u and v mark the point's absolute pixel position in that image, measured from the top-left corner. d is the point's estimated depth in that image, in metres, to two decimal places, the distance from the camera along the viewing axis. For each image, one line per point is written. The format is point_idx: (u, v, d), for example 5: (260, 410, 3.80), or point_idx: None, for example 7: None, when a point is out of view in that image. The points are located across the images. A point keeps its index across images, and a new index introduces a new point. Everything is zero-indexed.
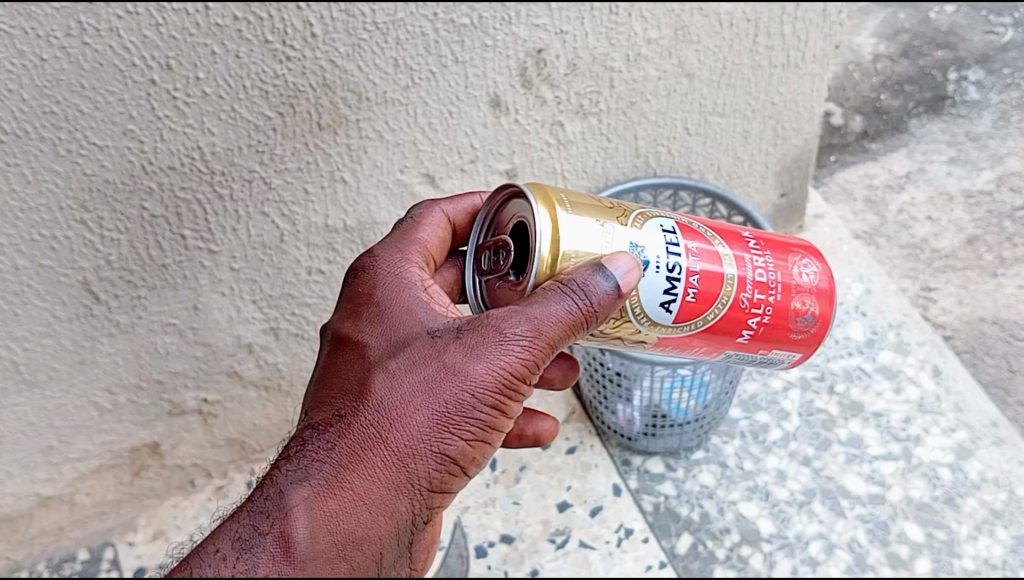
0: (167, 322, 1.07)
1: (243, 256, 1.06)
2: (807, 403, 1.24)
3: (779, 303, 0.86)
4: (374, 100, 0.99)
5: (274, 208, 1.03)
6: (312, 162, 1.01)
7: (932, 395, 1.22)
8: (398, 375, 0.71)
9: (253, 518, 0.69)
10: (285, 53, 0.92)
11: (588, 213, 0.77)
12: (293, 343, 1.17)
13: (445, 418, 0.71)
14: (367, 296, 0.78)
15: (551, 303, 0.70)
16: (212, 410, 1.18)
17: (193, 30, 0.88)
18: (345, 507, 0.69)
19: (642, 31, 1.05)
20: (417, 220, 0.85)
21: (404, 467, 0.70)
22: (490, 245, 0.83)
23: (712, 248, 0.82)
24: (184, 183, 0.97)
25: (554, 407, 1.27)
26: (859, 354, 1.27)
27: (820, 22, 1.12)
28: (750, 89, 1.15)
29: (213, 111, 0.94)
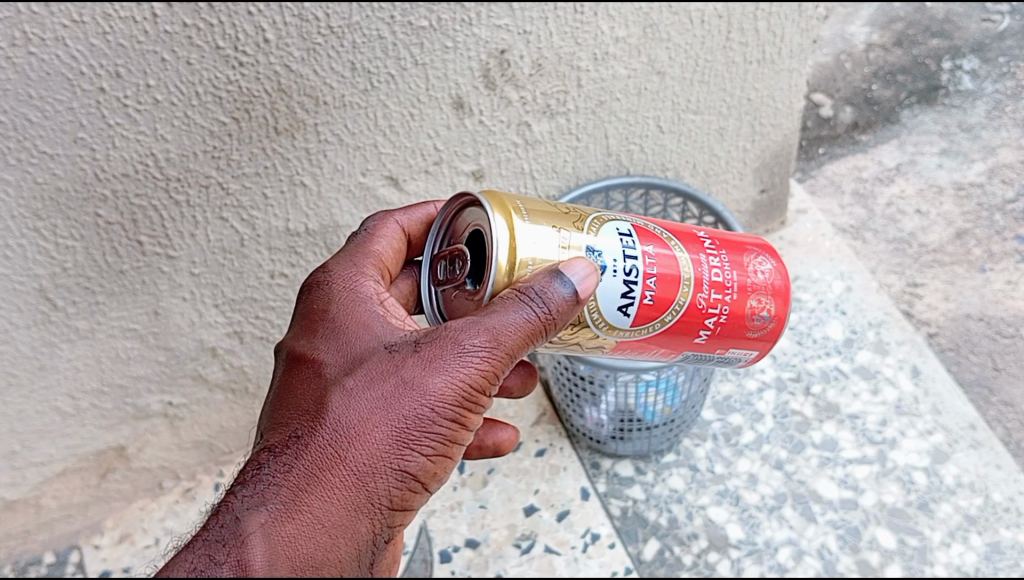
0: (127, 327, 1.07)
1: (203, 260, 1.05)
2: (781, 405, 1.22)
3: (736, 304, 0.84)
4: (333, 104, 0.97)
5: (233, 213, 1.02)
6: (270, 167, 0.99)
7: (909, 397, 1.20)
8: (355, 392, 0.67)
9: (202, 551, 0.63)
10: (237, 59, 0.90)
11: (545, 221, 0.75)
12: (258, 347, 1.17)
13: (405, 432, 0.66)
14: (321, 314, 0.74)
15: (511, 310, 0.66)
16: (178, 409, 1.19)
17: (142, 38, 0.86)
18: (303, 532, 0.64)
19: (610, 29, 1.02)
20: (369, 232, 0.82)
21: (365, 486, 0.66)
22: (447, 254, 0.78)
23: (666, 249, 0.79)
24: (140, 191, 0.96)
25: (525, 408, 1.26)
26: (837, 354, 1.25)
27: (797, 17, 1.09)
28: (726, 85, 1.12)
29: (166, 118, 0.92)
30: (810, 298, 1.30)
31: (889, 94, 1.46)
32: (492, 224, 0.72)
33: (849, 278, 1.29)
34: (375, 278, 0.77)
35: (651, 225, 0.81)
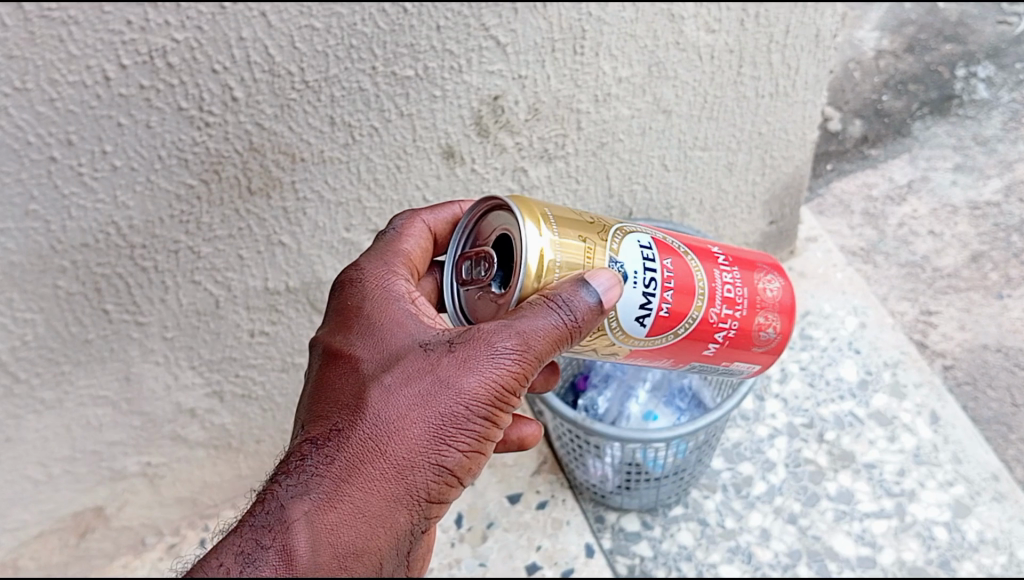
0: (98, 395, 0.99)
1: (176, 324, 0.97)
2: (793, 454, 1.16)
3: (745, 321, 0.82)
4: (311, 160, 0.89)
5: (205, 276, 0.94)
6: (245, 228, 0.91)
7: (929, 445, 1.14)
8: (392, 389, 0.64)
9: (251, 536, 0.61)
10: (203, 119, 0.82)
11: (573, 231, 0.70)
12: (240, 403, 1.09)
13: (442, 428, 0.64)
14: (354, 309, 0.71)
15: (544, 310, 0.64)
16: (156, 470, 1.12)
17: (95, 103, 0.77)
18: (346, 522, 0.61)
19: (612, 69, 0.93)
20: (394, 232, 0.77)
21: (404, 479, 0.63)
22: (472, 254, 0.74)
23: (684, 264, 0.77)
24: (103, 258, 0.87)
25: (525, 456, 1.20)
26: (851, 398, 1.19)
27: (813, 48, 1.00)
28: (735, 121, 1.04)
29: (127, 184, 0.83)
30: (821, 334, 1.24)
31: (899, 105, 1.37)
32: (522, 228, 0.67)
33: (862, 313, 1.22)
34: (405, 275, 0.74)
35: (669, 239, 0.78)
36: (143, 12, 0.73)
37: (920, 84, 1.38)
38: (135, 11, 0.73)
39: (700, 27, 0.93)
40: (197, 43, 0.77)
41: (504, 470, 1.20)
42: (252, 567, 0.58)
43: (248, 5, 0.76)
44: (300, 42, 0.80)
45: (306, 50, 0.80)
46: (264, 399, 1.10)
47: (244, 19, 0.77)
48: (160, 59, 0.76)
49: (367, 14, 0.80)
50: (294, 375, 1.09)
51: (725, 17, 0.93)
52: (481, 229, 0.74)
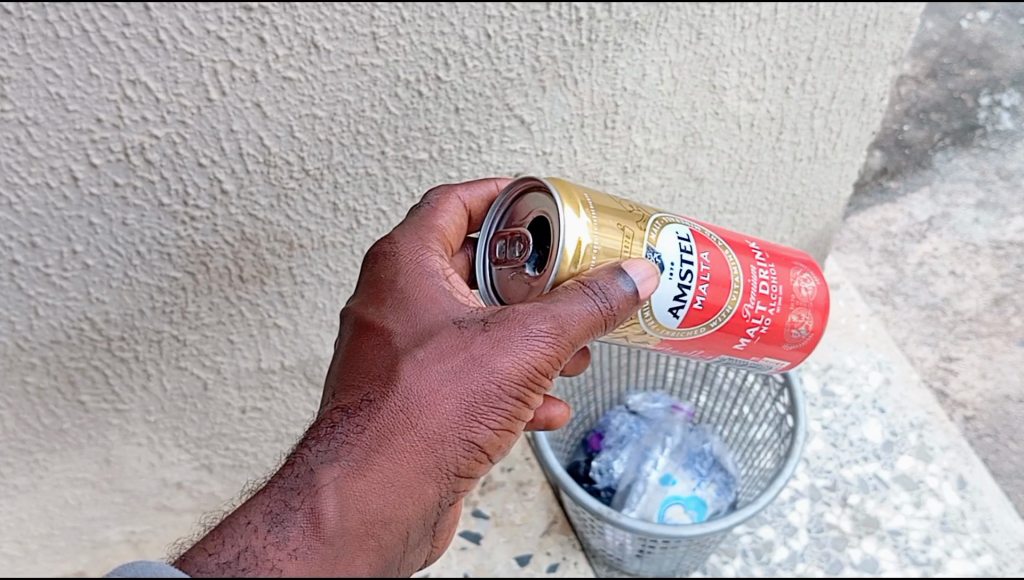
0: (75, 477, 0.90)
1: (159, 407, 0.88)
2: (815, 518, 1.05)
3: (780, 317, 0.71)
4: (310, 246, 0.80)
5: (192, 361, 0.85)
6: (235, 314, 0.83)
7: (956, 511, 1.04)
8: (425, 364, 0.57)
9: (277, 497, 0.54)
10: (187, 214, 0.72)
11: (615, 220, 0.61)
12: (230, 473, 1.01)
13: (476, 404, 0.57)
14: (383, 281, 0.62)
15: (587, 288, 0.57)
16: (141, 542, 1.03)
17: (61, 204, 0.67)
18: (377, 492, 0.54)
19: (644, 141, 0.85)
20: (426, 206, 0.68)
21: (435, 453, 0.56)
22: (507, 234, 0.64)
23: (717, 253, 0.66)
24: (73, 357, 0.79)
25: (533, 514, 1.11)
26: (876, 460, 1.08)
27: (859, 111, 0.92)
28: (770, 184, 0.96)
29: (101, 281, 0.74)
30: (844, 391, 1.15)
31: (922, 136, 1.31)
32: (561, 212, 0.58)
33: (886, 368, 1.16)
34: (438, 249, 0.65)
35: (704, 226, 0.67)
36: (115, 109, 0.63)
37: (943, 112, 1.30)
38: (107, 109, 0.63)
39: (742, 96, 0.84)
40: (180, 138, 0.67)
41: (512, 528, 1.10)
42: (282, 535, 0.52)
43: (240, 97, 0.66)
44: (300, 131, 0.70)
45: (307, 138, 0.71)
46: (256, 468, 1.01)
47: (235, 110, 0.67)
48: (136, 156, 0.66)
49: (378, 100, 0.70)
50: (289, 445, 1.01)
51: (768, 85, 0.84)
52: (517, 209, 0.64)
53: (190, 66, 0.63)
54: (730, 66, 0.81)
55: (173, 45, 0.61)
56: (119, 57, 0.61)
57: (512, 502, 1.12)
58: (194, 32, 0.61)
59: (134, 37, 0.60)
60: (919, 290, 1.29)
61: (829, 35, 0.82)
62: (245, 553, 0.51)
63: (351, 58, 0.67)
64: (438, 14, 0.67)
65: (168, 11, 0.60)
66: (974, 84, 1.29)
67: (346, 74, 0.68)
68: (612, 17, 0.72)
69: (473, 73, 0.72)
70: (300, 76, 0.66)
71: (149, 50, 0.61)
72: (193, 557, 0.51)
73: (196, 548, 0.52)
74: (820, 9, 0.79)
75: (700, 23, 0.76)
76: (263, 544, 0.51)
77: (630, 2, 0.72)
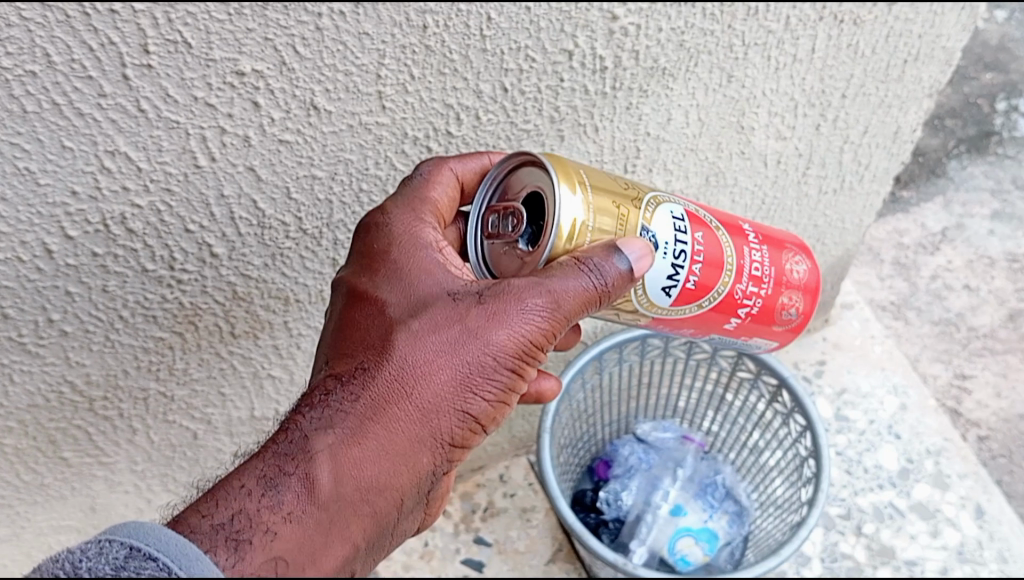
0: (59, 524, 0.82)
1: (147, 456, 0.81)
2: (829, 547, 0.97)
3: (770, 297, 0.66)
4: (307, 301, 0.74)
5: (181, 413, 0.78)
6: (227, 368, 0.77)
7: (973, 542, 0.97)
8: (420, 332, 0.53)
9: (272, 463, 0.51)
10: (174, 278, 0.66)
11: (610, 201, 0.55)
12: None
13: (472, 375, 0.53)
14: (374, 246, 0.57)
15: (588, 264, 0.52)
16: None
17: (34, 276, 0.60)
18: (372, 459, 0.51)
19: (665, 182, 0.78)
20: (416, 178, 0.60)
21: (430, 423, 0.53)
22: (501, 207, 0.58)
23: (711, 232, 0.61)
24: (52, 419, 0.71)
25: (538, 541, 1.03)
26: (891, 488, 1.01)
27: (890, 143, 0.86)
28: (793, 217, 0.91)
29: (81, 345, 0.67)
30: (859, 415, 1.08)
31: (936, 143, 1.41)
32: (555, 190, 0.53)
33: (903, 394, 1.10)
34: (432, 220, 0.59)
35: (696, 204, 0.62)
36: (92, 180, 0.56)
37: None
38: (83, 181, 0.56)
39: (771, 135, 0.78)
40: (164, 206, 0.60)
41: (516, 557, 1.02)
42: (274, 500, 0.49)
43: (232, 162, 0.60)
44: (298, 192, 0.64)
45: (305, 199, 0.65)
46: None
47: (227, 175, 0.60)
48: (117, 226, 0.60)
49: (382, 157, 0.64)
50: None
51: (799, 123, 0.78)
52: (511, 183, 0.58)
53: (175, 134, 0.56)
54: (760, 107, 0.75)
55: (156, 113, 0.55)
56: (95, 128, 0.54)
57: (516, 529, 1.04)
58: (179, 100, 0.55)
59: (112, 107, 0.53)
60: (932, 305, 1.26)
61: (867, 72, 0.76)
62: (241, 515, 0.48)
63: (353, 118, 0.61)
64: (450, 70, 0.60)
65: (150, 79, 0.53)
66: (990, 89, 1.47)
67: (348, 134, 0.61)
68: (639, 64, 0.65)
69: (487, 127, 0.65)
70: (297, 138, 0.60)
71: (129, 120, 0.54)
72: (185, 518, 0.48)
73: (186, 511, 0.49)
74: (860, 46, 0.73)
75: (732, 66, 0.69)
76: (258, 508, 0.48)
77: (659, 48, 0.65)
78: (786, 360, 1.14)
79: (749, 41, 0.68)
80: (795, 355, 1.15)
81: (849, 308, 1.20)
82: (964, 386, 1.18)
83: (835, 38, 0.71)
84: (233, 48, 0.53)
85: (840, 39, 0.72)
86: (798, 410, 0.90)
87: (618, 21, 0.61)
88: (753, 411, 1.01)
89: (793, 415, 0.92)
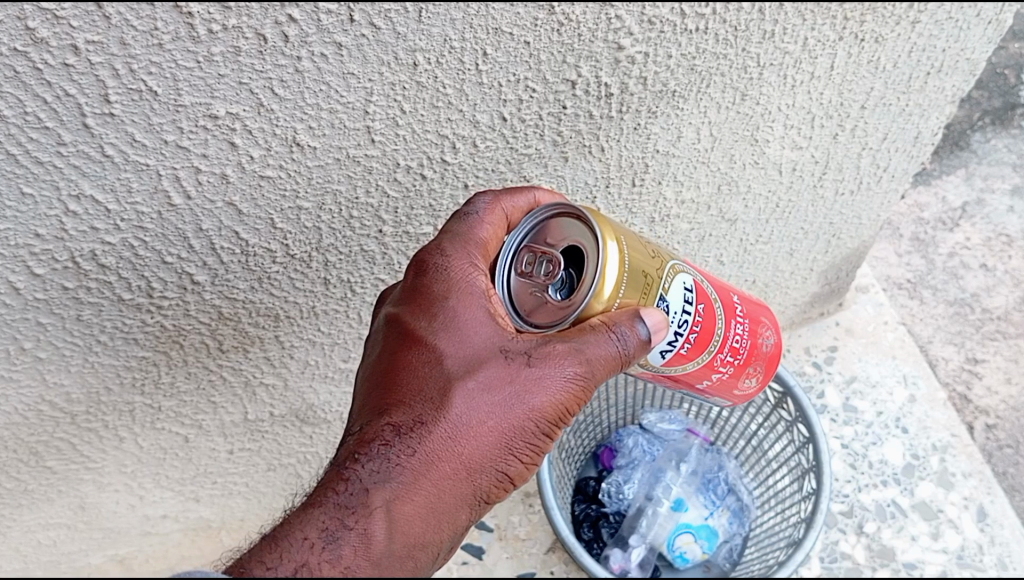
0: (48, 521, 0.82)
1: (136, 459, 0.79)
2: (829, 546, 0.99)
3: (742, 372, 0.67)
4: (299, 316, 0.72)
5: (169, 420, 0.76)
6: (215, 379, 0.74)
7: (974, 545, 0.98)
8: (475, 392, 0.51)
9: (331, 513, 0.49)
10: (153, 305, 0.64)
11: (644, 261, 0.55)
12: (220, 498, 0.91)
13: (514, 433, 0.52)
14: (422, 282, 0.54)
15: (621, 328, 0.51)
16: (127, 558, 0.94)
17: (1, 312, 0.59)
18: (422, 516, 0.51)
19: (675, 194, 0.75)
20: (464, 213, 0.56)
21: (473, 480, 0.52)
22: (539, 249, 0.54)
23: (710, 304, 0.61)
24: (32, 434, 0.71)
25: (539, 528, 1.02)
26: (895, 486, 1.02)
27: (910, 147, 0.82)
28: (808, 217, 0.88)
29: (58, 368, 0.66)
30: (867, 405, 1.08)
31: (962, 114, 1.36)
32: (600, 244, 0.51)
33: (913, 385, 1.09)
34: (480, 258, 0.55)
35: (701, 275, 0.62)
36: (57, 223, 0.54)
37: None
38: (47, 224, 0.54)
39: (786, 146, 0.75)
40: (138, 242, 0.58)
41: (517, 544, 1.01)
42: (336, 556, 0.48)
43: (209, 198, 0.57)
44: (283, 222, 0.61)
45: (291, 228, 0.62)
46: (246, 491, 0.92)
47: (204, 210, 0.58)
48: (87, 262, 0.57)
49: (374, 185, 0.62)
50: (283, 472, 0.92)
51: (816, 134, 0.75)
52: (551, 227, 0.54)
53: (146, 175, 0.53)
54: (775, 121, 0.72)
55: (123, 157, 0.52)
56: (56, 174, 0.51)
57: (518, 515, 1.03)
58: (148, 143, 0.52)
59: (74, 154, 0.50)
60: (948, 284, 1.23)
61: (888, 85, 0.73)
62: (304, 569, 0.47)
63: (341, 152, 0.58)
64: (445, 103, 0.58)
65: (114, 126, 0.50)
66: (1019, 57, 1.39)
67: (335, 166, 0.59)
68: (648, 88, 0.63)
69: (485, 153, 0.63)
70: (280, 173, 0.57)
71: (93, 165, 0.51)
72: (247, 569, 0.46)
73: (245, 559, 0.48)
74: (881, 61, 0.70)
75: (746, 85, 0.66)
76: (319, 562, 0.47)
77: (668, 73, 0.62)
78: (797, 345, 1.14)
79: (764, 62, 0.65)
80: (806, 340, 1.14)
81: (863, 292, 1.18)
82: (974, 371, 1.16)
83: (856, 55, 0.68)
84: (205, 94, 0.50)
85: (860, 57, 0.69)
86: (801, 420, 0.90)
87: (624, 50, 0.59)
88: (752, 408, 0.98)
89: (796, 424, 0.91)
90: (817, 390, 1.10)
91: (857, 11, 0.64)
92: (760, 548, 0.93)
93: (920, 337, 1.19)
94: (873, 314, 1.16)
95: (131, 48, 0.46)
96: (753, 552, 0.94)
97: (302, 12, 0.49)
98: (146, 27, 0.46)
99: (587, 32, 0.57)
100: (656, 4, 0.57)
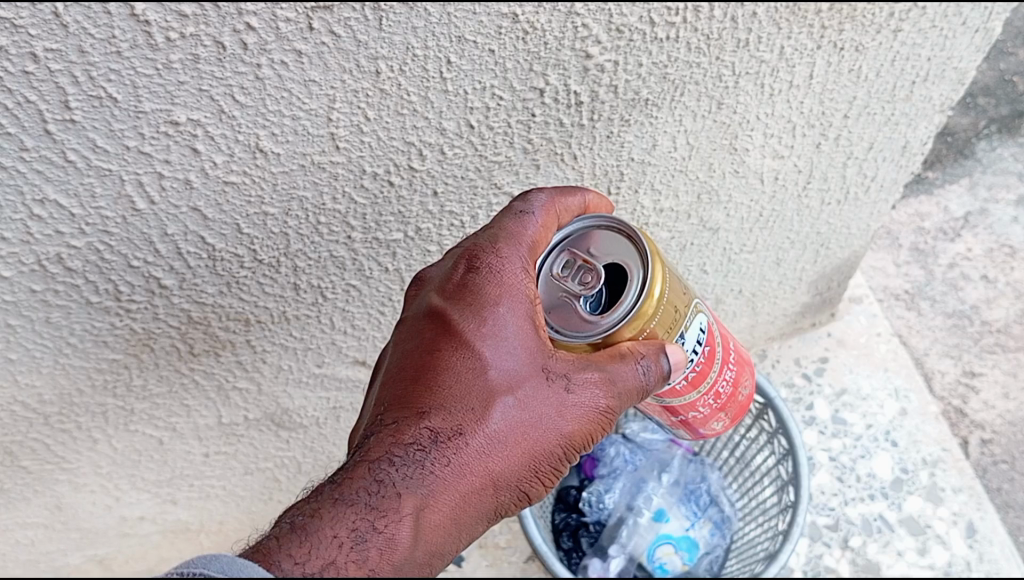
0: (25, 520, 0.82)
1: (111, 461, 0.79)
2: (813, 560, 0.98)
3: (716, 414, 0.65)
4: (270, 321, 0.71)
5: (144, 422, 0.76)
6: (188, 382, 0.73)
7: (962, 562, 0.97)
8: (514, 410, 0.50)
9: (360, 514, 0.47)
10: (123, 308, 0.62)
11: (679, 296, 0.54)
12: (197, 501, 0.92)
13: (541, 454, 0.51)
14: (471, 280, 0.51)
15: (648, 360, 0.51)
16: (105, 556, 0.95)
17: None
18: (447, 526, 0.49)
19: (653, 202, 0.74)
20: (518, 208, 0.53)
21: (497, 497, 0.51)
22: (580, 256, 0.53)
23: (714, 347, 0.60)
24: (6, 434, 0.70)
25: (519, 537, 1.01)
26: (882, 500, 1.01)
27: (898, 157, 0.81)
28: (794, 227, 0.86)
29: (29, 369, 0.65)
30: (857, 418, 1.07)
31: (967, 120, 1.37)
32: (651, 263, 0.51)
33: (904, 398, 1.08)
34: (529, 260, 0.52)
35: (713, 316, 0.61)
36: (23, 226, 0.53)
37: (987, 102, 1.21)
38: (12, 228, 0.53)
39: (767, 155, 0.74)
40: (104, 246, 0.57)
41: (496, 552, 1.01)
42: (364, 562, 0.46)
43: (173, 203, 0.56)
44: (249, 227, 0.60)
45: (258, 233, 0.61)
46: (224, 493, 0.92)
47: (169, 215, 0.57)
48: (53, 265, 0.57)
49: (341, 192, 0.61)
50: (260, 476, 0.93)
51: (797, 143, 0.75)
52: (594, 238, 0.54)
53: (109, 180, 0.53)
54: (754, 130, 0.71)
55: (86, 163, 0.51)
56: (20, 179, 0.50)
57: (498, 523, 1.03)
58: (110, 149, 0.51)
59: (37, 160, 0.50)
60: (947, 296, 1.21)
61: (871, 94, 0.73)
62: (332, 568, 0.45)
63: (305, 158, 0.57)
64: (410, 110, 0.57)
65: (76, 132, 0.49)
66: None
67: (301, 173, 0.58)
68: (619, 96, 0.63)
69: (454, 160, 0.63)
70: (244, 179, 0.57)
71: (56, 170, 0.51)
72: (275, 561, 0.44)
73: (271, 548, 0.45)
74: (862, 70, 0.70)
75: (722, 94, 0.66)
76: (346, 563, 0.45)
77: (640, 81, 0.62)
78: (788, 356, 1.12)
79: (740, 70, 0.65)
80: (797, 350, 1.12)
81: (857, 302, 1.16)
82: (972, 384, 1.13)
83: (835, 64, 0.68)
84: (166, 100, 0.50)
85: (840, 65, 0.68)
86: (782, 433, 0.88)
87: (593, 59, 0.59)
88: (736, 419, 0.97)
89: (776, 436, 0.90)
90: (806, 402, 1.08)
91: (835, 20, 0.64)
92: (741, 560, 0.92)
93: (915, 350, 1.16)
94: (866, 324, 1.14)
95: (90, 56, 0.46)
96: (734, 564, 0.92)
97: (261, 20, 0.48)
98: (104, 35, 0.45)
99: (554, 40, 0.57)
100: (623, 13, 0.57)
